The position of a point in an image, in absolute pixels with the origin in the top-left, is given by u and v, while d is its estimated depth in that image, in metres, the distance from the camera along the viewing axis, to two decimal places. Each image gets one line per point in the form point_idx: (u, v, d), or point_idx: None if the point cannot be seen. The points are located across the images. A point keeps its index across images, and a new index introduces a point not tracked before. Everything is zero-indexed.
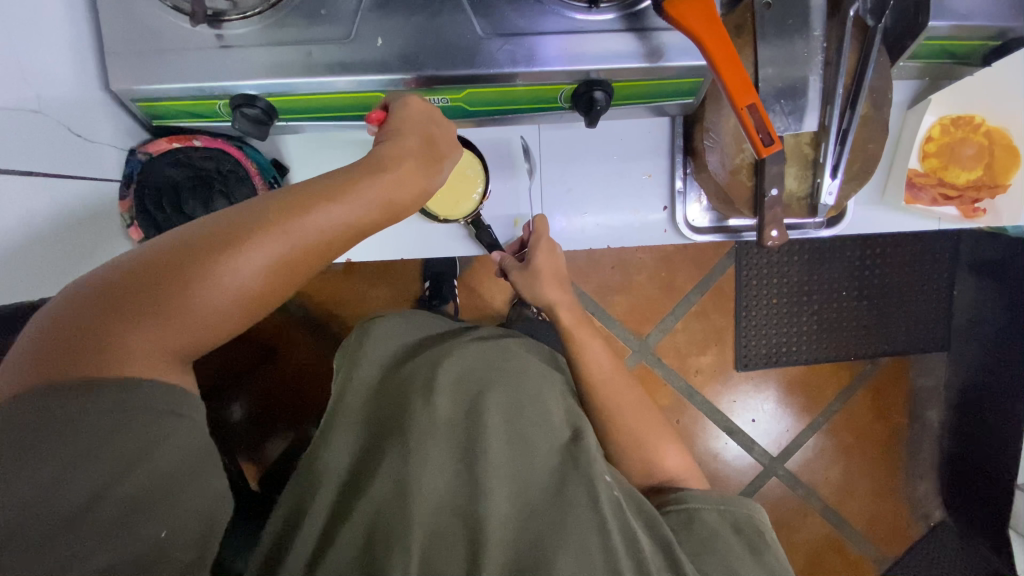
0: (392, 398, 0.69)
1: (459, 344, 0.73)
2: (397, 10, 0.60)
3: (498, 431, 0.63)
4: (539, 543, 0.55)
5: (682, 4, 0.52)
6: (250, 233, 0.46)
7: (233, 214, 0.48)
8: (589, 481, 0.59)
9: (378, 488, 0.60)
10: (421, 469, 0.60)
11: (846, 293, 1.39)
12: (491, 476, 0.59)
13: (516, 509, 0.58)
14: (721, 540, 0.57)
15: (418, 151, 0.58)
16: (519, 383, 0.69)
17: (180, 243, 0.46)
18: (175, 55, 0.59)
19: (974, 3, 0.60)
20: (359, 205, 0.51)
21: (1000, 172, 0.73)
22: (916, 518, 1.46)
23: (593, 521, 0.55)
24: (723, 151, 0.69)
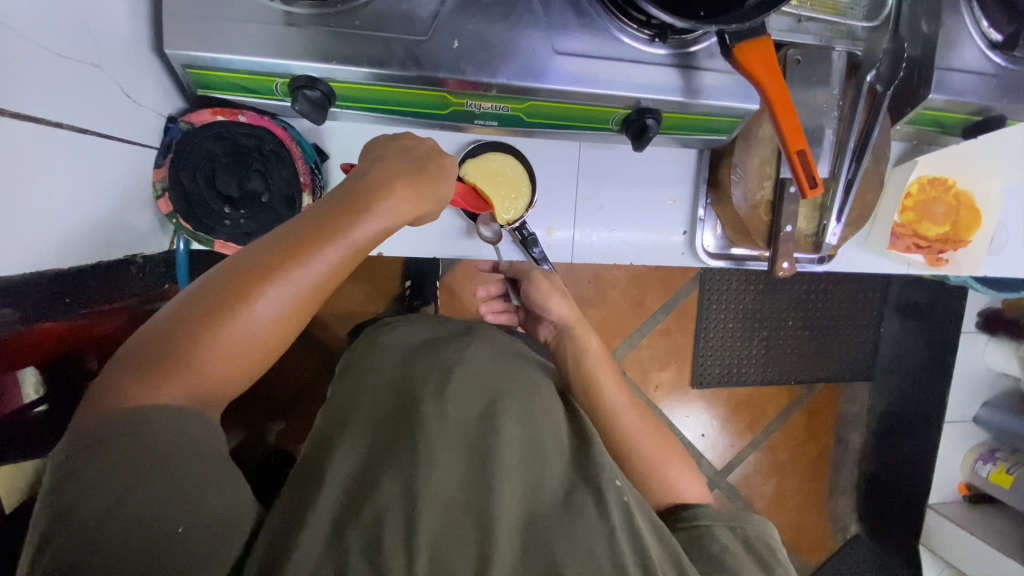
0: (401, 398, 0.66)
1: (469, 350, 0.72)
2: (478, 14, 0.61)
3: (513, 438, 0.62)
4: (547, 549, 0.53)
5: (749, 51, 0.57)
6: (268, 277, 0.47)
7: (249, 256, 0.47)
8: (598, 491, 0.59)
9: (386, 486, 0.56)
10: (430, 470, 0.57)
11: (796, 323, 1.53)
12: (502, 478, 0.58)
13: (525, 513, 0.57)
14: (732, 555, 0.58)
15: (405, 167, 0.54)
16: (531, 395, 0.68)
17: (226, 276, 0.47)
18: (240, 25, 0.57)
19: (967, 83, 0.71)
20: (388, 215, 0.51)
21: (963, 229, 0.85)
22: (835, 531, 1.61)
23: (602, 529, 0.54)
24: (747, 187, 0.75)
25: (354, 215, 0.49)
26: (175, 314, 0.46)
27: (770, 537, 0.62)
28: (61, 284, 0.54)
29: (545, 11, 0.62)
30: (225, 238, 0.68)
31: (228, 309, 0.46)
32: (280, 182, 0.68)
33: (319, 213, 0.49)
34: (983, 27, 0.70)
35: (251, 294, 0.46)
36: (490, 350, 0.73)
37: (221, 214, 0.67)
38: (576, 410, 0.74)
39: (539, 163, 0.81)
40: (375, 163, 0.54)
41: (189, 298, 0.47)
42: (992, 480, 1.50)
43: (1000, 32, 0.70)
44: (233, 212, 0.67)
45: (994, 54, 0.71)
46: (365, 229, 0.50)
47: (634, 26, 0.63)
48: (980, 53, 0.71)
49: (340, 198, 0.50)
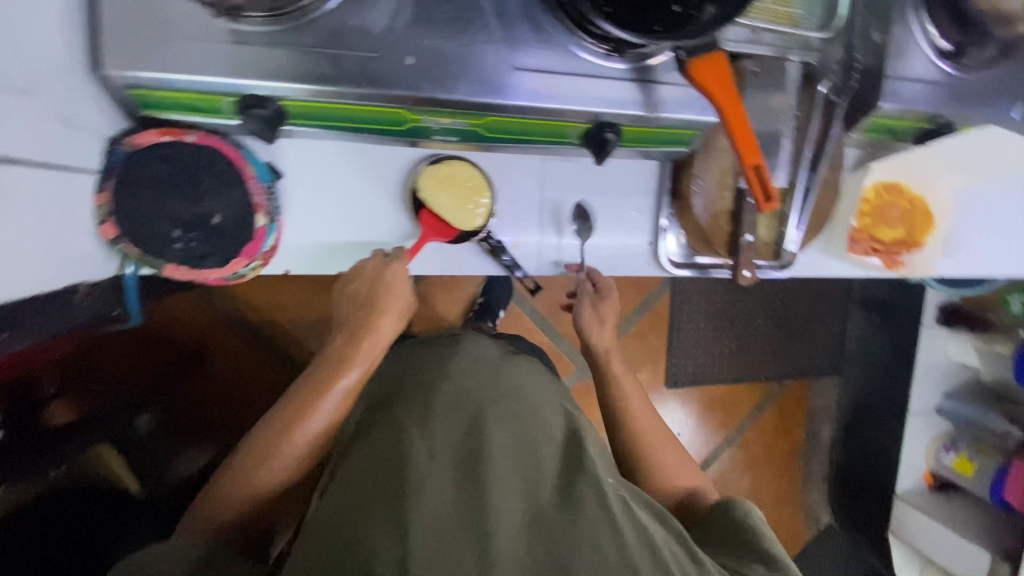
0: (382, 423, 0.64)
1: (450, 365, 0.70)
2: (432, 30, 0.60)
3: (501, 444, 0.60)
4: (551, 550, 0.52)
5: (702, 69, 0.59)
6: (287, 438, 0.66)
7: (273, 422, 0.67)
8: (596, 481, 0.57)
9: (378, 522, 0.52)
10: (420, 492, 0.53)
11: (765, 322, 1.57)
12: (497, 488, 0.55)
13: (528, 519, 0.55)
14: (755, 528, 0.65)
15: (361, 293, 0.72)
16: (515, 400, 0.66)
17: (258, 436, 0.67)
18: (183, 44, 0.55)
19: (917, 93, 0.73)
20: (364, 363, 0.69)
21: (917, 232, 0.88)
22: (807, 522, 1.66)
23: (604, 521, 0.54)
24: (708, 198, 0.76)
25: (340, 370, 0.68)
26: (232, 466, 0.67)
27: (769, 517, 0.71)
28: (12, 321, 0.52)
29: (500, 25, 0.61)
30: (175, 262, 0.65)
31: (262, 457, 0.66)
32: (231, 203, 0.66)
33: (315, 373, 0.69)
34: (932, 36, 0.72)
35: (274, 446, 0.65)
36: (470, 361, 0.71)
37: (169, 238, 0.64)
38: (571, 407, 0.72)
39: (505, 176, 0.80)
40: (351, 298, 0.72)
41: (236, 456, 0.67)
42: (955, 469, 1.54)
43: (948, 41, 0.73)
44: (183, 235, 0.64)
45: (943, 62, 0.73)
46: (346, 380, 0.68)
47: (591, 42, 0.62)
48: (930, 61, 0.73)
49: (331, 357, 0.70)
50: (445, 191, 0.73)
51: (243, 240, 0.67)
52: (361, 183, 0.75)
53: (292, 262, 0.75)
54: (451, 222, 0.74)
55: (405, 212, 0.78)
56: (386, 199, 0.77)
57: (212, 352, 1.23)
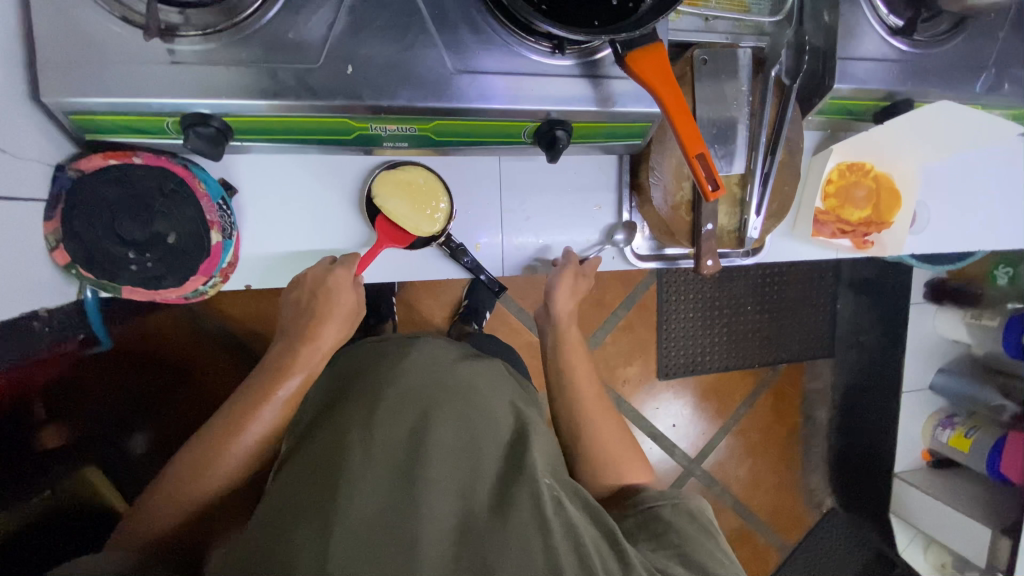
0: (329, 424, 0.66)
1: (403, 367, 0.72)
2: (370, 38, 0.60)
3: (442, 445, 0.62)
4: (479, 550, 0.54)
5: (640, 59, 0.58)
6: (225, 448, 0.67)
7: (211, 431, 0.68)
8: (532, 483, 0.60)
9: (307, 520, 0.53)
10: (351, 492, 0.55)
11: (752, 308, 1.56)
12: (433, 488, 0.57)
13: (459, 520, 0.57)
14: (676, 528, 0.67)
15: (303, 299, 0.73)
16: (463, 401, 0.68)
17: (198, 443, 0.68)
18: (120, 68, 0.56)
19: (870, 71, 0.73)
20: (305, 372, 0.70)
21: (884, 211, 0.88)
22: (810, 507, 1.64)
23: (535, 522, 0.57)
24: (666, 188, 0.76)
25: (281, 379, 0.68)
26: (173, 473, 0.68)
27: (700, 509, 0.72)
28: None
29: (440, 30, 0.61)
30: (131, 283, 0.65)
31: (201, 464, 0.67)
32: (183, 221, 0.65)
33: (257, 381, 0.69)
34: (882, 14, 0.72)
35: (213, 455, 0.66)
36: (423, 363, 0.73)
37: (124, 260, 0.64)
38: (523, 407, 0.74)
39: (465, 179, 0.80)
40: (295, 306, 0.73)
41: (177, 464, 0.68)
42: (951, 445, 1.51)
43: (899, 18, 0.72)
44: (138, 256, 0.64)
45: (896, 40, 0.72)
46: (287, 388, 0.68)
47: (534, 40, 0.62)
48: (882, 41, 0.73)
49: (273, 364, 0.70)
50: (401, 197, 0.74)
51: (199, 258, 0.67)
52: (320, 195, 0.76)
53: (252, 277, 0.77)
54: (407, 227, 0.74)
55: (364, 219, 0.78)
56: (346, 209, 0.77)
57: (197, 368, 1.24)
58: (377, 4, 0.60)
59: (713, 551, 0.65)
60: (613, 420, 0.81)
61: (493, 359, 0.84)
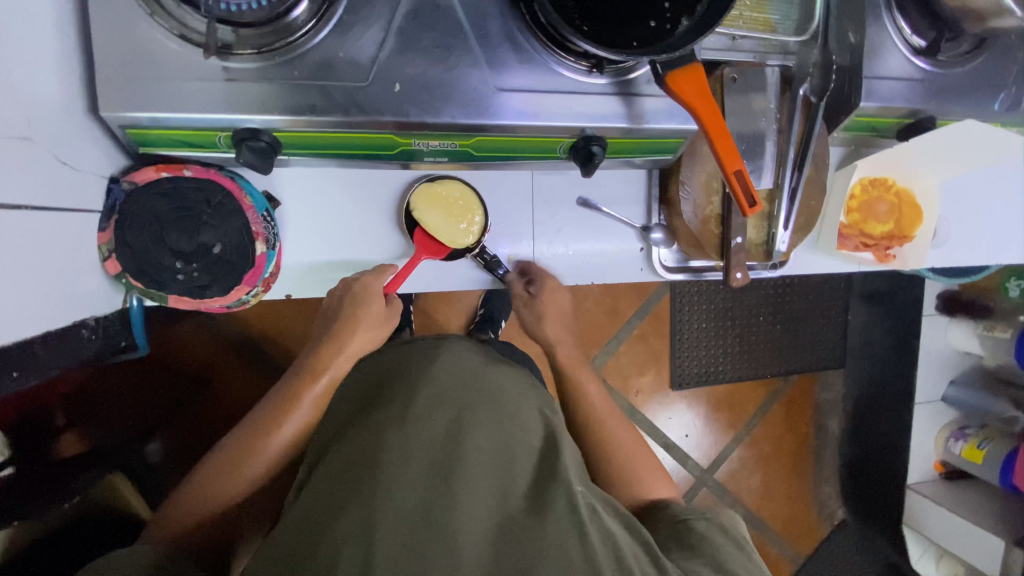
0: (362, 421, 0.65)
1: (432, 365, 0.72)
2: (417, 57, 0.62)
3: (477, 447, 0.62)
4: (516, 553, 0.55)
5: (681, 79, 0.60)
6: (258, 445, 0.71)
7: (246, 430, 0.73)
8: (566, 489, 0.61)
9: (348, 518, 0.53)
10: (391, 492, 0.55)
11: (765, 319, 1.57)
12: (470, 491, 0.58)
13: (495, 522, 0.58)
14: (710, 539, 0.67)
15: (335, 306, 0.77)
16: (495, 404, 0.68)
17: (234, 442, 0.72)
18: (177, 85, 0.57)
19: (895, 90, 0.75)
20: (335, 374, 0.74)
21: (906, 225, 0.89)
22: (822, 518, 1.65)
23: (571, 526, 0.57)
24: (696, 203, 0.78)
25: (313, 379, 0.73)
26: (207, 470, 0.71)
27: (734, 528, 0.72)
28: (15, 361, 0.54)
29: (484, 49, 0.63)
30: (178, 292, 0.67)
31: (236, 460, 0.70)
32: (231, 232, 0.67)
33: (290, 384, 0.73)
34: (906, 34, 0.74)
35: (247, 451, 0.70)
36: (452, 363, 0.73)
37: (171, 270, 0.66)
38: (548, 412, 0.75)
39: (498, 192, 0.82)
40: (329, 314, 0.77)
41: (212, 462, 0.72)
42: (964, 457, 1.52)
43: (923, 38, 0.74)
44: (185, 266, 0.66)
45: (919, 60, 0.74)
46: (317, 388, 0.73)
47: (572, 59, 0.64)
48: (905, 60, 0.74)
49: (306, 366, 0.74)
50: (439, 209, 0.75)
51: (244, 268, 0.69)
52: (358, 207, 0.77)
53: (290, 286, 0.78)
54: (444, 240, 0.76)
55: (400, 230, 0.79)
56: (381, 221, 0.79)
57: (216, 378, 1.24)
58: (425, 24, 0.62)
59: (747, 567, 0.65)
60: (635, 437, 0.84)
61: (514, 364, 0.84)
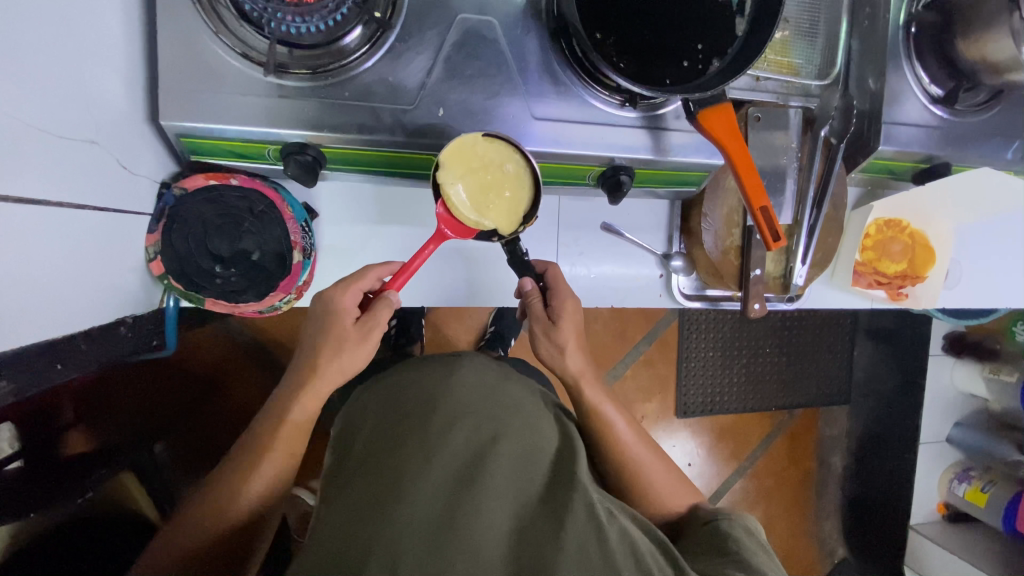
0: (383, 432, 0.67)
1: (450, 376, 0.74)
2: (460, 84, 0.65)
3: (494, 454, 0.64)
4: (537, 554, 0.55)
5: (710, 116, 0.63)
6: (246, 478, 0.72)
7: (239, 459, 0.74)
8: (584, 491, 0.61)
9: (372, 523, 0.55)
10: (414, 498, 0.57)
11: (772, 350, 1.58)
12: (490, 499, 0.59)
13: (515, 526, 0.58)
14: (735, 540, 0.67)
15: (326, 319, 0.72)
16: (512, 413, 0.70)
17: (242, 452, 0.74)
18: (236, 100, 0.61)
19: (912, 136, 0.78)
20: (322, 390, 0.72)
21: (919, 265, 0.92)
22: (822, 556, 1.65)
23: (591, 526, 0.58)
24: (717, 234, 0.80)
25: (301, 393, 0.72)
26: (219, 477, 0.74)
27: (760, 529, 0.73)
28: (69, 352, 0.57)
29: (523, 79, 0.66)
30: (214, 295, 0.70)
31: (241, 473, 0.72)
32: (270, 241, 0.70)
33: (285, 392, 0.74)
34: (924, 83, 0.77)
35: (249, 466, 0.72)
36: (471, 373, 0.75)
37: (211, 274, 0.69)
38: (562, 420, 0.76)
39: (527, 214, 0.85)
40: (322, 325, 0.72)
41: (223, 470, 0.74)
42: (968, 499, 1.52)
43: (940, 87, 0.77)
44: (224, 270, 0.69)
45: (936, 108, 0.77)
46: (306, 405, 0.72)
47: (605, 92, 0.67)
48: (923, 108, 0.78)
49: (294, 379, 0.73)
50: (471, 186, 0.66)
51: (279, 275, 0.71)
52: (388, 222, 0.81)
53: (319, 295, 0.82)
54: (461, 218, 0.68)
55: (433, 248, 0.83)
56: (414, 236, 0.82)
57: (228, 381, 1.23)
58: (469, 53, 0.65)
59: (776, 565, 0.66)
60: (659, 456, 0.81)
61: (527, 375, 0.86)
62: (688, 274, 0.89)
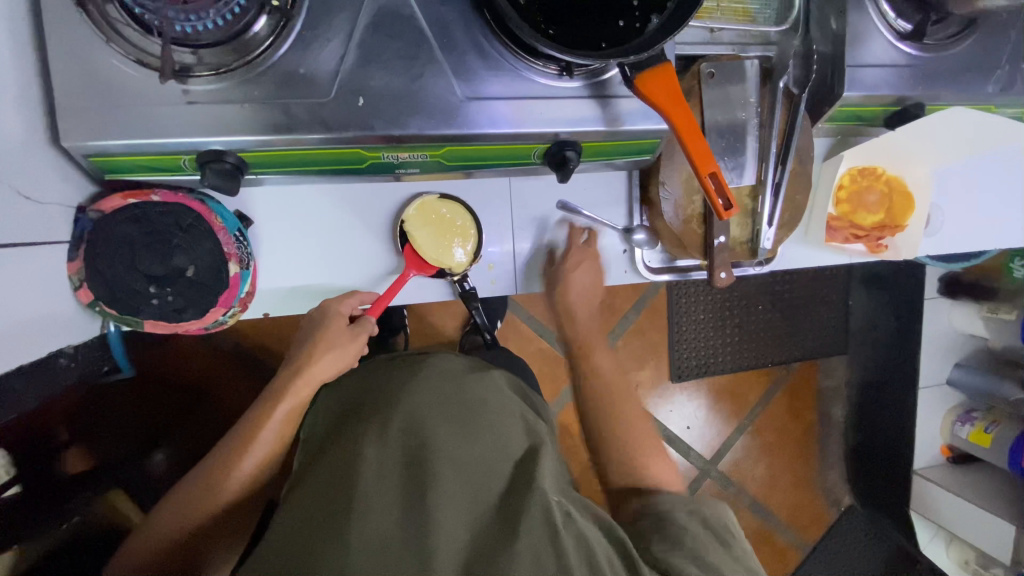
0: (341, 442, 0.66)
1: (415, 379, 0.73)
2: (381, 69, 0.60)
3: (451, 461, 0.62)
4: (491, 564, 0.53)
5: (649, 81, 0.58)
6: (228, 476, 0.70)
7: (231, 442, 0.72)
8: (545, 498, 0.60)
9: (319, 538, 0.53)
10: (364, 511, 0.55)
11: (763, 307, 1.55)
12: (445, 506, 0.57)
13: (469, 534, 0.56)
14: (692, 535, 0.67)
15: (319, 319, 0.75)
16: (476, 416, 0.69)
17: (235, 437, 0.71)
18: (137, 110, 0.56)
19: (880, 77, 0.72)
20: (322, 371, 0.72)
21: (898, 214, 0.87)
22: (828, 506, 1.63)
23: (547, 534, 0.56)
24: (677, 202, 0.77)
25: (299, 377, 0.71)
26: (210, 460, 0.72)
27: (720, 517, 0.73)
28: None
29: (448, 57, 0.62)
30: (152, 317, 0.66)
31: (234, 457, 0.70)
32: (202, 255, 0.67)
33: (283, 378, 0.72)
34: (891, 19, 0.71)
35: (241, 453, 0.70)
36: (435, 375, 0.74)
37: (144, 294, 0.65)
38: (530, 419, 0.75)
39: (482, 198, 0.82)
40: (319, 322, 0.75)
41: (217, 453, 0.72)
42: (971, 441, 1.47)
43: (907, 22, 0.71)
44: (158, 290, 0.65)
45: (904, 44, 0.71)
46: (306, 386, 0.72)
47: (542, 63, 0.62)
48: (890, 45, 0.72)
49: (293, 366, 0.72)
50: (428, 232, 0.78)
51: (218, 288, 0.69)
52: (340, 223, 0.79)
53: (269, 305, 0.79)
54: (429, 257, 0.77)
55: (390, 246, 0.81)
56: (365, 232, 0.80)
57: (216, 389, 1.23)
58: (386, 35, 0.60)
59: (733, 559, 0.65)
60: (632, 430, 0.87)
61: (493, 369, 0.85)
62: (651, 246, 0.86)
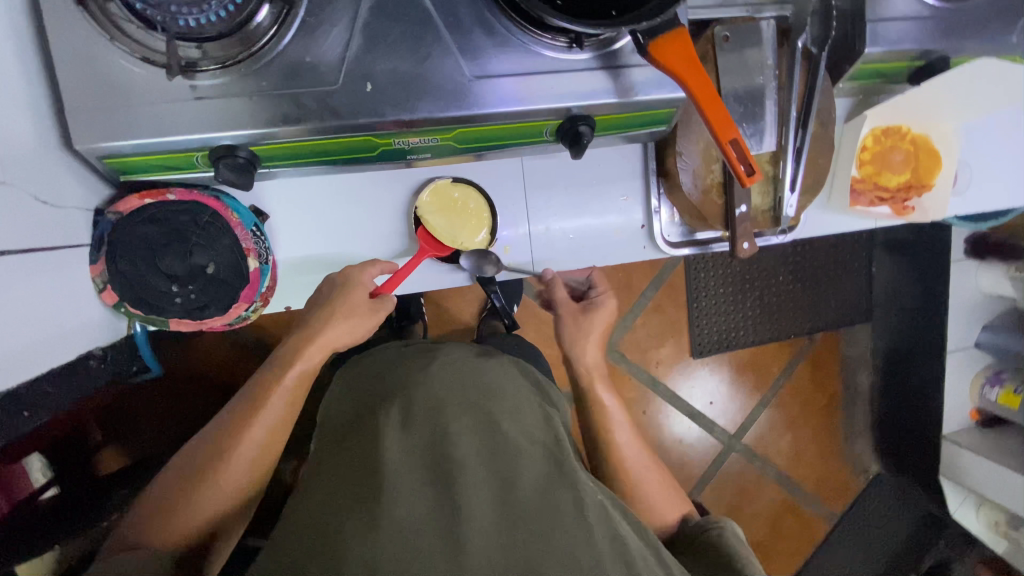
0: (362, 430, 0.66)
1: (433, 368, 0.72)
2: (387, 53, 0.59)
3: (476, 449, 0.62)
4: (524, 551, 0.54)
5: (665, 48, 0.56)
6: (238, 437, 0.66)
7: (240, 404, 0.68)
8: (574, 489, 0.61)
9: (349, 526, 0.54)
10: (393, 498, 0.56)
11: (784, 278, 1.52)
12: (474, 493, 0.57)
13: (498, 516, 0.57)
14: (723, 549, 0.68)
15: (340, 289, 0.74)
16: (497, 404, 0.69)
17: (245, 398, 0.68)
18: (146, 108, 0.56)
19: (903, 30, 0.69)
20: (338, 331, 0.70)
21: (925, 173, 0.85)
22: (856, 474, 1.60)
23: (579, 526, 0.57)
24: (695, 172, 0.76)
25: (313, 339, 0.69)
26: (217, 425, 0.68)
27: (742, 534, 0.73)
28: None
29: (455, 36, 0.60)
30: (178, 315, 0.68)
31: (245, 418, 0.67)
32: (221, 252, 0.68)
33: (296, 339, 0.70)
34: None
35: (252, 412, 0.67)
36: (453, 364, 0.73)
37: (168, 294, 0.66)
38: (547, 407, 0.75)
39: (496, 181, 0.81)
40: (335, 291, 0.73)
41: (223, 417, 0.68)
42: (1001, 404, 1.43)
43: None
44: (181, 288, 0.67)
45: None
46: (320, 346, 0.70)
47: (549, 36, 0.60)
48: None
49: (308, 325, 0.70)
50: (443, 215, 0.78)
51: (240, 284, 0.70)
52: (355, 212, 0.79)
53: (289, 298, 0.79)
54: (445, 239, 0.78)
55: (407, 233, 0.81)
56: (379, 221, 0.79)
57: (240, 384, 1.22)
58: (390, 17, 0.59)
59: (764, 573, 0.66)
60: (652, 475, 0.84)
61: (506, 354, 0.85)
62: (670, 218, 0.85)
